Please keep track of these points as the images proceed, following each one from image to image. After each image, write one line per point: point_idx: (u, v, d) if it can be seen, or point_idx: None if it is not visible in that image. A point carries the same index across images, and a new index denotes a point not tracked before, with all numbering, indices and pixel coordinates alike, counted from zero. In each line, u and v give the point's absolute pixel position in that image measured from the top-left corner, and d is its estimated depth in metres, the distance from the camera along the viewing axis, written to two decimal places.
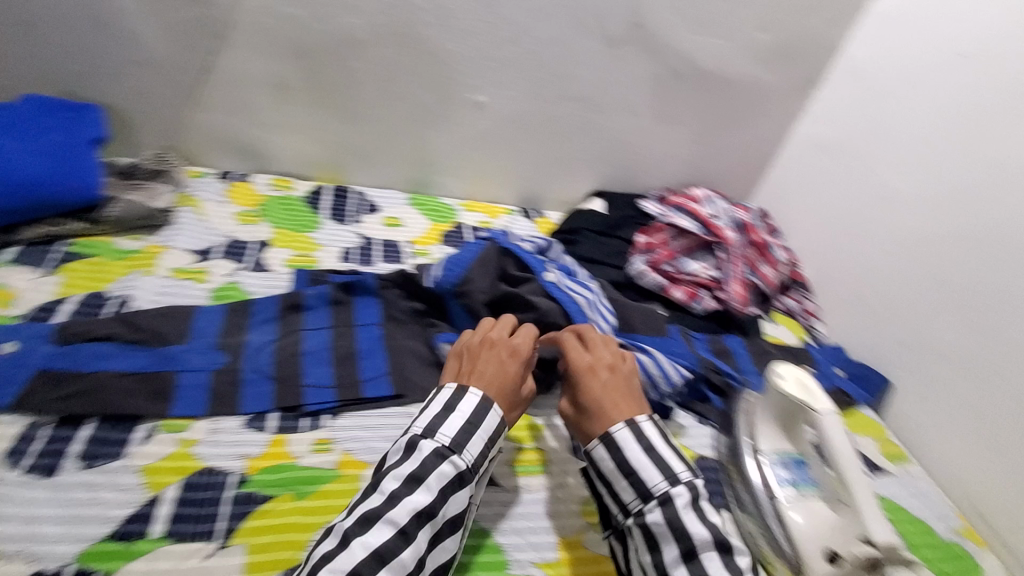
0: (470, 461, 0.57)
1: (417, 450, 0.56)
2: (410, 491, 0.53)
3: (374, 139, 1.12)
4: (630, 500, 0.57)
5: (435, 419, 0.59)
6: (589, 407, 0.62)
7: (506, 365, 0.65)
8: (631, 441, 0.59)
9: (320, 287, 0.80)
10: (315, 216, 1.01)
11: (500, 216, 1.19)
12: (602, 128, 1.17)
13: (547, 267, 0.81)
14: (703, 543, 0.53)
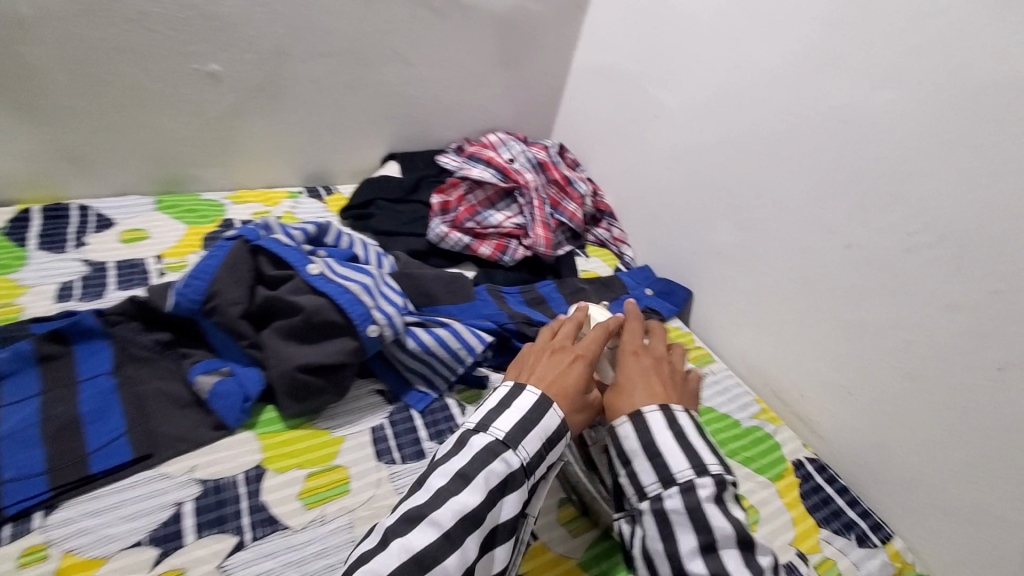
0: (527, 458, 0.52)
1: (470, 447, 0.52)
2: (456, 492, 0.48)
3: (92, 139, 0.88)
4: (651, 485, 0.53)
5: (490, 412, 0.55)
6: (636, 390, 0.60)
7: (566, 359, 0.61)
8: (663, 427, 0.55)
9: (14, 345, 0.61)
10: (17, 249, 0.79)
11: (280, 201, 1.03)
12: (374, 84, 1.04)
13: (313, 257, 0.70)
14: (724, 537, 0.49)
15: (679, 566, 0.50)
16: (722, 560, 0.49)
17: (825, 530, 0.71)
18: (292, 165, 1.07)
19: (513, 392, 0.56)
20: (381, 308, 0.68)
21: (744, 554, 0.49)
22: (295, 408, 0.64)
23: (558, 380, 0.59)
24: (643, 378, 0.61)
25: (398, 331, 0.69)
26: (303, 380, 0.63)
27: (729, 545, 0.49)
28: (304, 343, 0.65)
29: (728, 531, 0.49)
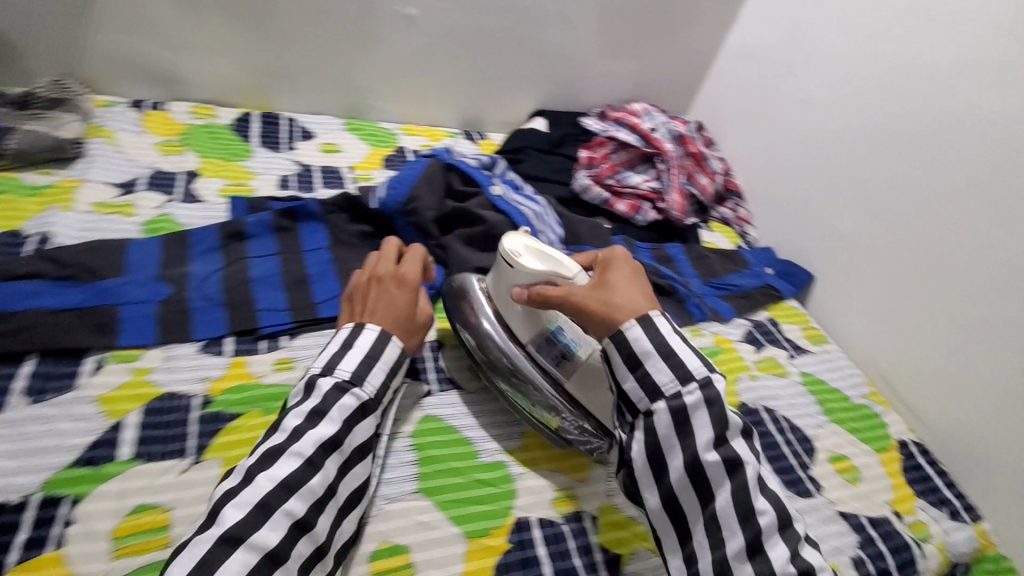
0: (372, 391, 0.55)
1: (316, 389, 0.53)
2: (314, 423, 0.51)
3: (301, 60, 1.03)
4: (669, 384, 0.54)
5: (333, 355, 0.56)
6: (621, 299, 0.57)
7: (406, 293, 0.62)
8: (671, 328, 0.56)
9: (261, 214, 0.76)
10: (246, 144, 0.96)
11: (442, 139, 1.16)
12: (541, 42, 1.13)
13: (495, 181, 0.82)
14: (733, 429, 0.53)
15: (694, 459, 0.52)
16: (732, 447, 0.52)
17: (920, 499, 0.78)
18: (454, 109, 1.18)
19: (348, 332, 0.57)
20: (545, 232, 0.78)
21: (745, 439, 0.54)
22: None
23: (381, 310, 0.60)
24: (624, 287, 0.59)
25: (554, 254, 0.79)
26: None
27: (739, 436, 0.53)
28: (479, 250, 0.76)
29: (737, 424, 0.53)
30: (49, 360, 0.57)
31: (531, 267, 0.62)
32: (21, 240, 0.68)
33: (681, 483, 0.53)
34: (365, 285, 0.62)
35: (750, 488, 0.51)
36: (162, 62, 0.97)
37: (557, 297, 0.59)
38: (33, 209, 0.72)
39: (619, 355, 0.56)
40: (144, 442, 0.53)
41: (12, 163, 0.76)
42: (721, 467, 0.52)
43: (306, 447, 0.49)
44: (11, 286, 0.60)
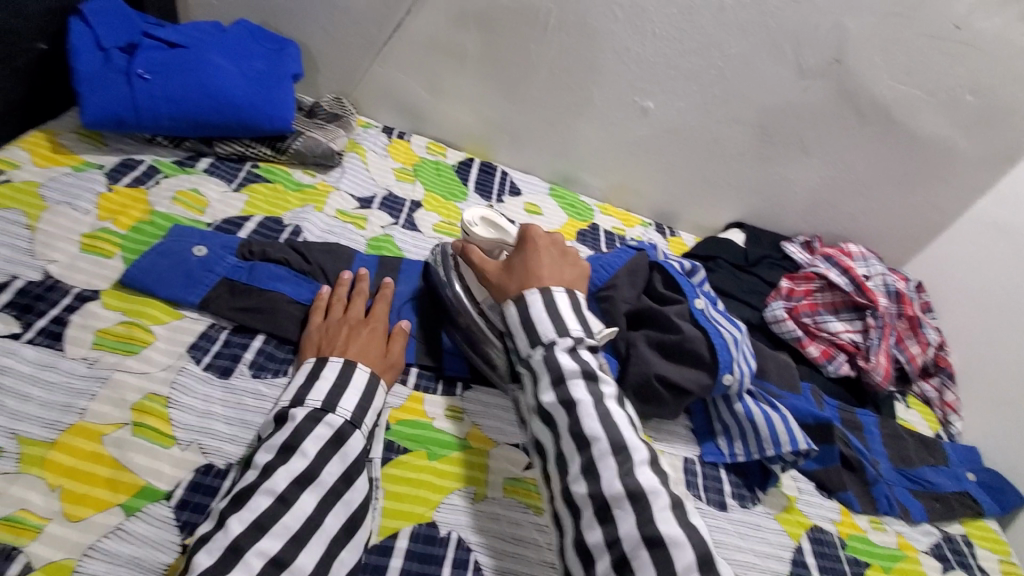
0: (348, 414, 0.54)
1: (289, 420, 0.53)
2: (285, 459, 0.50)
3: (530, 124, 1.09)
4: (524, 346, 0.59)
5: (300, 389, 0.56)
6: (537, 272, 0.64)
7: (380, 339, 0.63)
8: (541, 300, 0.60)
9: None
10: (463, 187, 1.03)
11: (635, 225, 1.14)
12: (763, 159, 1.09)
13: (698, 294, 0.78)
14: (570, 372, 0.56)
15: (538, 402, 0.56)
16: (570, 392, 0.55)
17: None
18: (653, 200, 1.17)
19: (314, 364, 0.58)
20: (739, 363, 0.73)
21: (587, 383, 0.55)
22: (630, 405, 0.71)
23: (359, 351, 0.60)
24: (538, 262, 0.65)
25: (741, 389, 0.73)
26: (654, 387, 0.70)
27: (576, 377, 0.55)
28: (664, 358, 0.72)
29: (574, 368, 0.56)
30: (274, 342, 0.63)
31: (485, 235, 0.76)
32: (280, 228, 0.78)
33: (541, 427, 0.56)
34: (335, 326, 0.63)
35: (580, 419, 0.53)
36: (417, 100, 1.09)
37: (474, 260, 0.67)
38: (294, 204, 0.83)
39: (514, 321, 0.61)
40: None
41: (289, 160, 0.89)
42: (560, 407, 0.54)
43: (277, 483, 0.48)
44: (265, 268, 0.68)
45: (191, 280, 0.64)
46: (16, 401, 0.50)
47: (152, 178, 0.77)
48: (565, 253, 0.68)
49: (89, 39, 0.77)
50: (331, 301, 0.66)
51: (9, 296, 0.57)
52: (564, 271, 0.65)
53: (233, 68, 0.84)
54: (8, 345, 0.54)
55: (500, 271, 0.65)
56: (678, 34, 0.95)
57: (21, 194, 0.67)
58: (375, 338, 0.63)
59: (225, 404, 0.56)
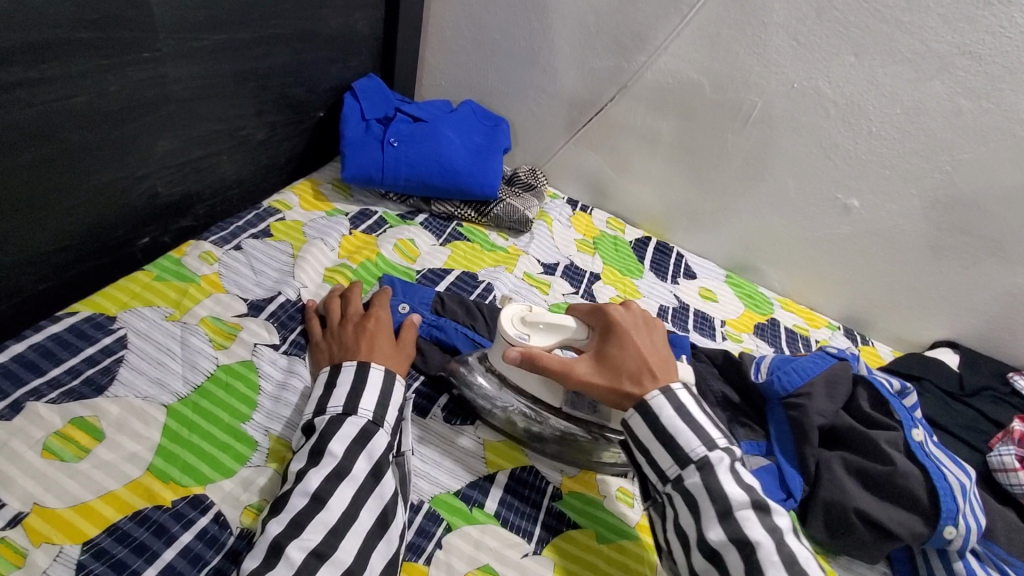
0: (368, 413, 0.55)
1: (315, 429, 0.54)
2: (315, 463, 0.51)
3: (713, 210, 1.08)
4: (670, 468, 0.53)
5: (320, 398, 0.56)
6: (650, 362, 0.58)
7: (386, 328, 0.64)
8: (668, 405, 0.55)
9: None
10: (639, 264, 1.05)
11: (821, 327, 1.06)
12: (989, 275, 0.95)
13: (916, 423, 0.69)
14: (738, 502, 0.49)
15: (700, 536, 0.50)
16: (742, 528, 0.49)
17: None
18: (845, 302, 1.08)
19: (329, 373, 0.59)
20: (967, 517, 0.62)
21: (760, 516, 0.49)
22: (819, 534, 0.65)
23: (371, 344, 0.61)
24: (638, 346, 0.59)
25: (964, 548, 0.62)
26: (850, 521, 0.63)
27: (746, 509, 0.49)
28: (869, 491, 0.64)
29: (741, 498, 0.50)
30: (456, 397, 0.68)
31: (544, 343, 0.61)
32: (475, 284, 0.85)
33: (703, 564, 0.50)
34: (339, 327, 0.64)
35: (761, 562, 0.47)
36: (604, 176, 1.14)
37: (554, 364, 0.58)
38: (489, 263, 0.91)
39: (644, 436, 0.55)
40: (505, 505, 0.59)
41: (487, 222, 0.98)
42: (730, 546, 0.49)
43: (310, 483, 0.49)
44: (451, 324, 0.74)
45: None
46: (271, 402, 0.60)
47: (380, 227, 0.89)
48: (648, 326, 0.62)
49: (357, 111, 0.94)
50: (329, 306, 0.67)
51: (273, 308, 0.69)
52: (656, 350, 0.60)
53: (459, 140, 0.96)
54: (270, 353, 0.64)
55: (595, 372, 0.58)
56: (900, 135, 0.90)
57: (290, 230, 0.82)
58: (373, 328, 0.63)
59: (420, 441, 0.62)
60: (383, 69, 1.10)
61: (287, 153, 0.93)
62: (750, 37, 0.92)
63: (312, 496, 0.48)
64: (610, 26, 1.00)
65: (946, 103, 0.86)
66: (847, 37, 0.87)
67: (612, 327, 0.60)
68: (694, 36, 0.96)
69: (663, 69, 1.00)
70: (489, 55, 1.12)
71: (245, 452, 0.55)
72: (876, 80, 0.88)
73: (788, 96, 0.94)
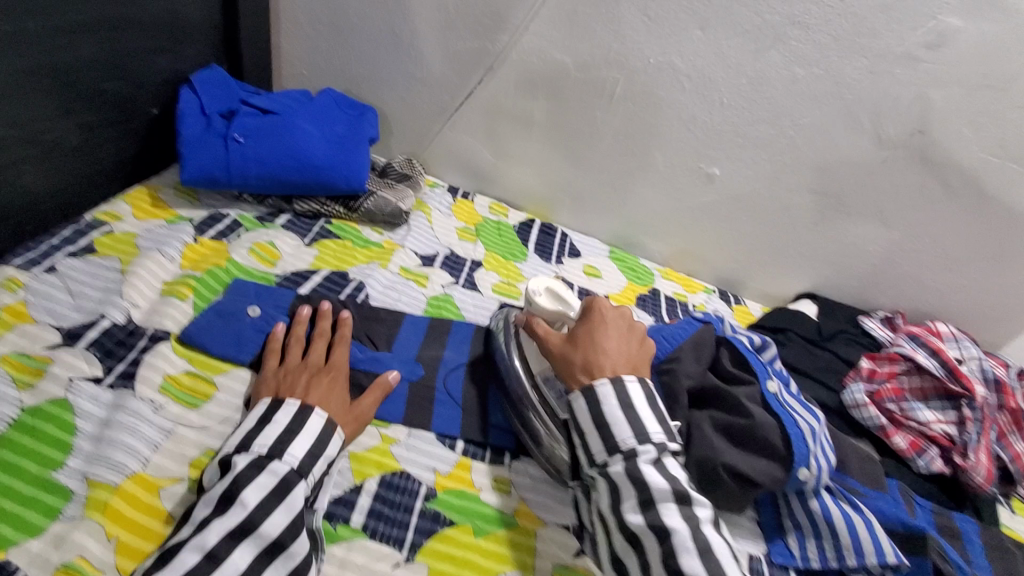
0: (295, 461, 0.52)
1: (232, 469, 0.50)
2: (224, 511, 0.47)
3: (591, 188, 1.10)
4: (600, 454, 0.56)
5: (250, 433, 0.53)
6: (613, 350, 0.61)
7: (342, 394, 0.60)
8: (612, 396, 0.57)
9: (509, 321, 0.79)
10: (522, 247, 1.04)
11: (697, 292, 1.11)
12: (835, 229, 1.04)
13: (770, 375, 0.73)
14: (659, 492, 0.52)
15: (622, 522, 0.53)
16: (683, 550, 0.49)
17: None
18: (718, 266, 1.14)
19: (267, 408, 0.56)
20: (818, 458, 0.67)
21: (680, 507, 0.52)
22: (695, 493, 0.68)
23: (325, 397, 0.58)
24: (613, 339, 0.62)
25: (817, 486, 0.67)
26: (720, 477, 0.66)
27: (668, 501, 0.52)
28: (732, 444, 0.68)
29: (664, 488, 0.52)
30: None
31: (545, 305, 0.72)
32: (345, 283, 0.81)
33: (621, 544, 0.52)
34: (294, 370, 0.61)
35: (677, 552, 0.49)
36: (482, 160, 1.12)
37: (538, 333, 0.65)
38: (361, 260, 0.86)
39: (585, 423, 0.57)
40: (374, 515, 0.56)
41: (358, 217, 0.93)
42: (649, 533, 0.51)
43: (207, 538, 0.45)
44: None
45: (241, 339, 0.65)
46: (92, 443, 0.53)
47: (234, 232, 0.82)
48: (642, 342, 0.64)
49: (195, 106, 0.85)
50: (293, 342, 0.64)
51: (95, 334, 0.61)
52: (632, 350, 0.62)
53: (317, 132, 0.90)
54: (90, 388, 0.56)
55: (563, 346, 0.63)
56: (748, 104, 0.95)
57: (120, 243, 0.73)
58: (331, 380, 0.61)
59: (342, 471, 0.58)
60: (227, 58, 1.01)
61: (117, 157, 0.83)
62: (604, 13, 0.93)
63: (207, 553, 0.45)
64: (468, 5, 0.98)
65: (784, 71, 0.91)
66: (692, 12, 0.90)
67: (601, 330, 0.63)
68: (552, 15, 0.95)
69: (527, 49, 0.99)
70: (347, 40, 1.05)
71: (57, 504, 0.48)
72: (722, 53, 0.92)
73: (646, 72, 0.96)
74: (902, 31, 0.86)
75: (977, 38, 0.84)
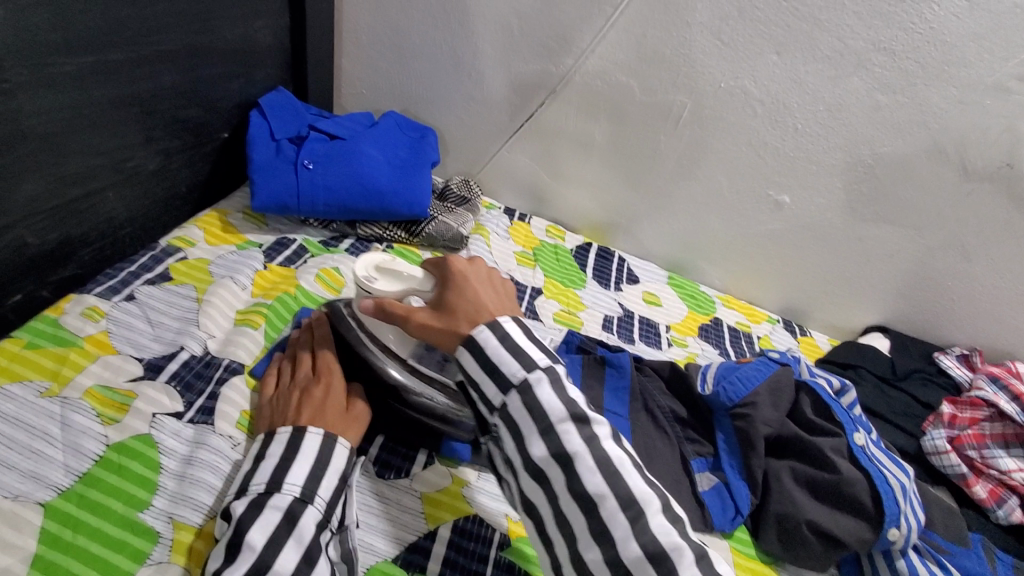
0: (297, 488, 0.49)
1: (233, 514, 0.47)
2: (231, 560, 0.45)
3: (652, 213, 1.07)
4: (494, 395, 0.48)
5: (244, 475, 0.51)
6: (482, 303, 0.52)
7: (337, 394, 0.58)
8: (494, 335, 0.49)
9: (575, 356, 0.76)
10: (581, 273, 1.02)
11: (760, 322, 1.07)
12: (912, 261, 0.98)
13: (857, 427, 0.69)
14: (557, 415, 0.46)
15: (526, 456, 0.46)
16: None
17: None
18: (782, 295, 1.09)
19: (259, 446, 0.53)
20: (908, 516, 0.63)
21: (579, 428, 0.46)
22: (773, 547, 0.65)
23: (313, 412, 0.56)
24: (473, 289, 0.54)
25: (905, 547, 0.63)
26: (801, 533, 0.63)
27: (566, 423, 0.45)
28: (814, 498, 0.65)
29: (561, 410, 0.46)
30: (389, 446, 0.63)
31: (386, 288, 0.64)
32: None
33: (528, 484, 0.47)
34: (284, 393, 0.59)
35: (580, 475, 0.44)
36: (539, 181, 1.11)
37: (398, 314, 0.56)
38: None
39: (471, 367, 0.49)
40: (449, 564, 0.55)
41: (419, 241, 0.93)
42: (552, 462, 0.45)
43: None
44: None
45: None
46: (174, 481, 0.53)
47: (300, 258, 0.82)
48: (495, 275, 0.57)
49: (265, 131, 0.86)
50: (279, 365, 0.63)
51: (175, 367, 0.62)
52: (501, 298, 0.54)
53: (382, 158, 0.90)
54: (172, 424, 0.57)
55: (432, 317, 0.53)
56: (823, 130, 0.91)
57: (193, 270, 0.74)
58: (314, 392, 0.58)
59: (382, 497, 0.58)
60: (293, 81, 1.02)
61: (189, 182, 0.85)
62: (674, 37, 0.90)
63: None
64: (532, 28, 0.96)
65: (865, 97, 0.87)
66: (768, 36, 0.86)
67: (445, 274, 0.55)
68: (619, 38, 0.93)
69: (591, 71, 0.97)
70: (408, 62, 1.05)
71: (145, 548, 0.48)
72: (798, 78, 0.88)
73: (715, 97, 0.93)
74: (997, 58, 0.80)
75: None
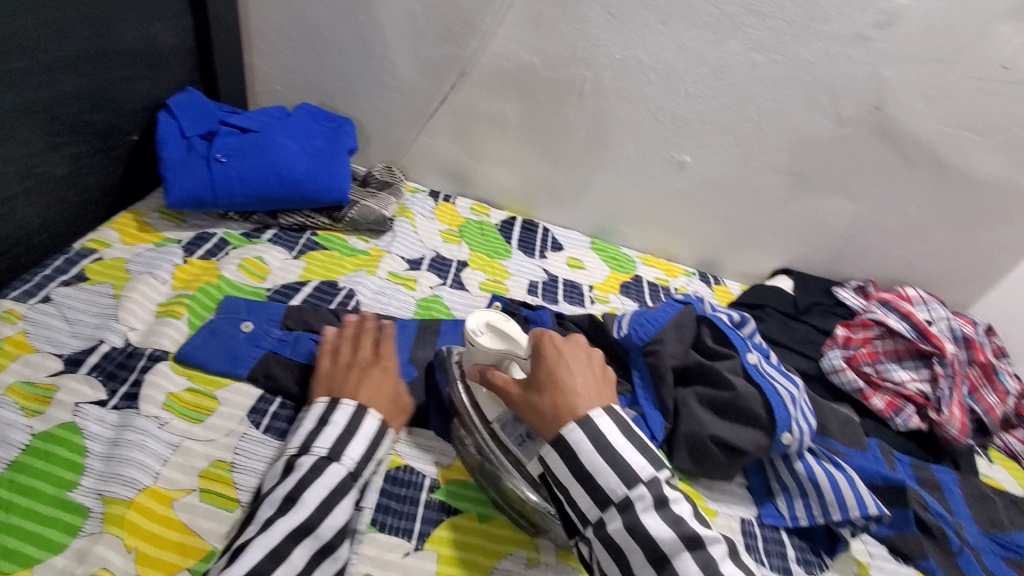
0: (353, 464, 0.53)
1: (295, 470, 0.52)
2: (286, 511, 0.49)
3: (569, 183, 1.13)
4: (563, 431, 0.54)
5: (311, 434, 0.55)
6: (578, 387, 0.56)
7: (393, 379, 0.62)
8: (585, 440, 0.53)
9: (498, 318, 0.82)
10: (506, 245, 1.07)
11: (678, 276, 1.15)
12: (804, 205, 1.08)
13: (750, 348, 0.77)
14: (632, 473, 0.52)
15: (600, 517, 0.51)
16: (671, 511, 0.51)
17: None
18: (696, 249, 1.18)
19: (323, 409, 0.56)
20: (799, 422, 0.71)
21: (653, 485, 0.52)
22: (686, 465, 0.71)
23: (369, 391, 0.59)
24: (574, 371, 0.57)
25: (800, 449, 0.71)
26: (708, 448, 0.70)
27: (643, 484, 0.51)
28: (718, 416, 0.71)
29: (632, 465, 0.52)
30: None
31: (488, 348, 0.61)
32: (335, 292, 0.83)
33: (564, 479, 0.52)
34: (342, 370, 0.61)
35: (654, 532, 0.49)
36: (459, 163, 1.15)
37: (496, 382, 0.59)
38: (349, 268, 0.88)
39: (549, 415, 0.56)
40: (382, 510, 0.58)
41: (344, 227, 0.95)
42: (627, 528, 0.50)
43: (275, 536, 0.47)
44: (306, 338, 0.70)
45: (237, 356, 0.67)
46: (102, 462, 0.54)
47: (222, 250, 0.84)
48: (593, 359, 0.60)
49: (174, 130, 0.86)
50: (344, 347, 0.64)
51: (96, 359, 0.63)
52: (600, 388, 0.57)
53: (297, 147, 0.91)
54: (97, 411, 0.58)
55: (527, 397, 0.57)
56: (712, 92, 0.98)
57: (111, 269, 0.75)
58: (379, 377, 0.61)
59: None
60: (201, 81, 1.02)
61: (100, 186, 0.85)
62: (569, 14, 0.96)
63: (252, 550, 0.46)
64: (435, 14, 1.00)
65: (745, 58, 0.95)
66: (652, 7, 0.93)
67: (542, 351, 0.58)
68: (518, 18, 0.97)
69: (496, 52, 1.02)
70: (318, 55, 1.07)
71: (76, 522, 0.50)
72: (684, 45, 0.95)
73: (613, 68, 0.99)
74: (852, 13, 0.89)
75: (928, 14, 0.88)
